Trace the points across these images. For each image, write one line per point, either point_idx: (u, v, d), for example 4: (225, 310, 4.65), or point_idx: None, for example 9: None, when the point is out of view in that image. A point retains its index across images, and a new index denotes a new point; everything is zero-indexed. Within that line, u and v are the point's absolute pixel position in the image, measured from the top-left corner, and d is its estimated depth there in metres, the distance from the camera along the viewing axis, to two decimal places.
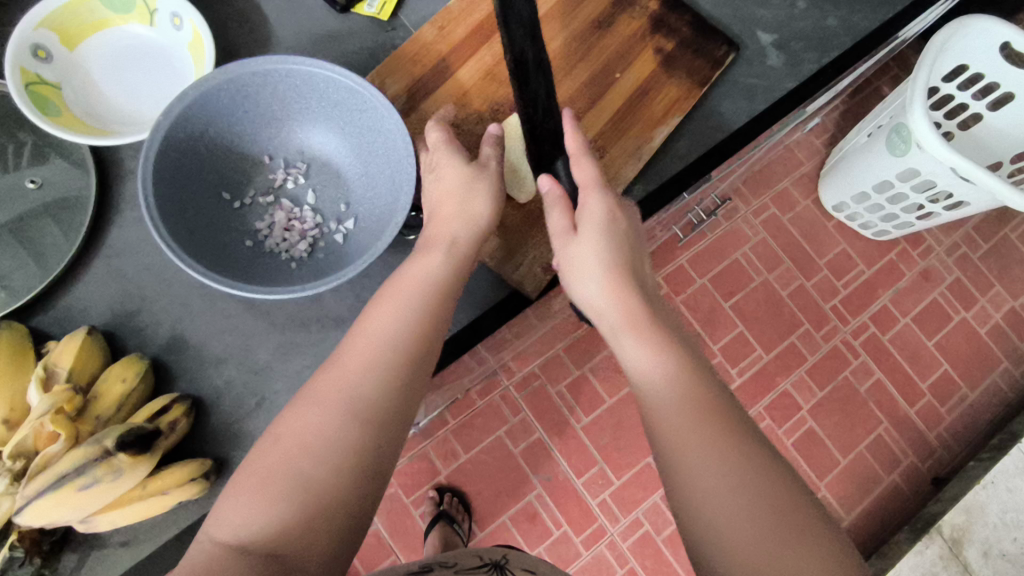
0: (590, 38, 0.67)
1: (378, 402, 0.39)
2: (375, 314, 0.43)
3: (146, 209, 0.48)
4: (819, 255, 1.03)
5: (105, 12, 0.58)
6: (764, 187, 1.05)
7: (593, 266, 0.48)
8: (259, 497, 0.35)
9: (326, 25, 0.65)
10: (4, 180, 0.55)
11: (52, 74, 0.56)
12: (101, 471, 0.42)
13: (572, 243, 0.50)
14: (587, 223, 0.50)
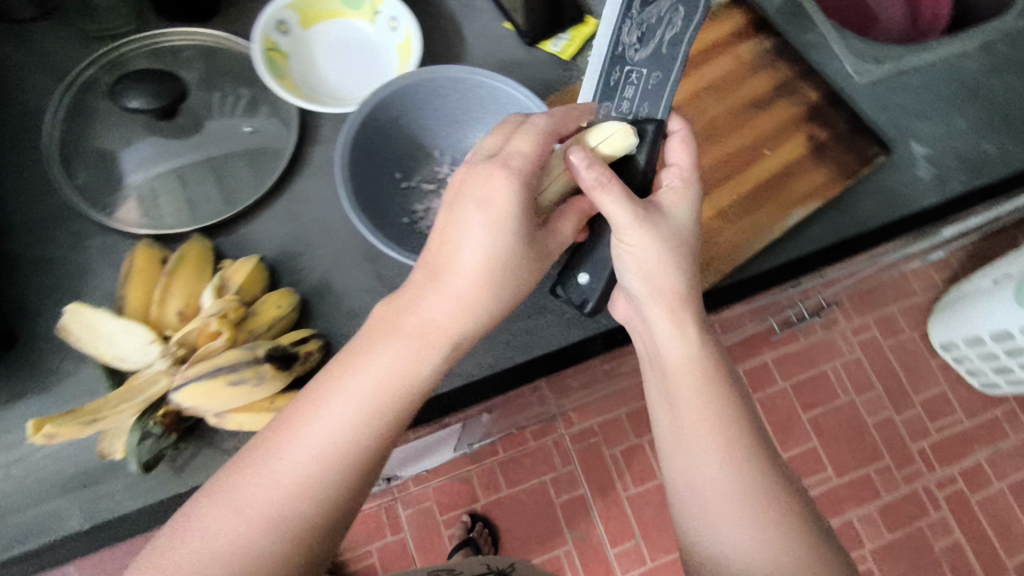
0: (747, 113, 0.71)
1: (360, 471, 0.42)
2: (377, 370, 0.44)
3: (339, 168, 0.56)
4: (916, 392, 1.33)
5: (341, 6, 0.68)
6: (870, 308, 1.36)
7: (663, 250, 0.50)
8: (237, 536, 0.39)
9: (513, 54, 0.72)
10: (222, 122, 0.64)
11: (285, 45, 0.66)
12: (249, 374, 0.49)
13: (648, 228, 0.50)
14: (668, 210, 0.52)
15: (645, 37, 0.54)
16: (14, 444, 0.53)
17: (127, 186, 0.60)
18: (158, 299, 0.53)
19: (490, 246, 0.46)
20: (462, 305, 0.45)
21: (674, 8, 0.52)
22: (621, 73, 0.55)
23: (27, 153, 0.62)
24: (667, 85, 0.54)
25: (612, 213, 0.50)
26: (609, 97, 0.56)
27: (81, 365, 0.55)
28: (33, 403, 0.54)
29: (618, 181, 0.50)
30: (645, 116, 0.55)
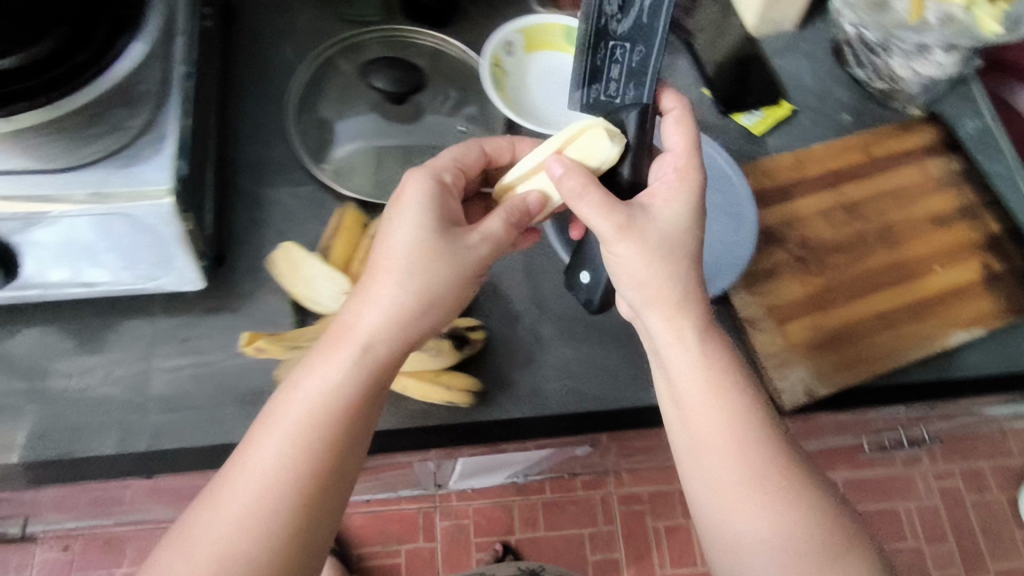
0: (924, 227, 0.71)
1: (329, 477, 0.46)
2: (330, 384, 0.47)
3: None
4: (994, 559, 1.24)
5: (562, 40, 0.74)
6: (958, 458, 1.30)
7: (667, 256, 0.50)
8: (230, 530, 0.44)
9: (705, 118, 0.76)
10: (439, 117, 0.69)
11: (507, 62, 0.72)
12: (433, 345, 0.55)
13: (636, 236, 0.50)
14: (648, 214, 0.51)
15: (626, 5, 0.54)
16: (202, 350, 0.59)
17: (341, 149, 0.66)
18: (361, 257, 0.59)
19: (419, 267, 0.49)
20: (396, 326, 0.49)
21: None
22: (604, 45, 0.56)
23: (267, 103, 0.70)
24: (651, 65, 0.56)
25: (592, 218, 0.51)
26: (597, 79, 0.58)
27: (273, 297, 0.61)
28: (226, 318, 0.60)
29: (595, 187, 0.50)
30: (631, 100, 0.57)
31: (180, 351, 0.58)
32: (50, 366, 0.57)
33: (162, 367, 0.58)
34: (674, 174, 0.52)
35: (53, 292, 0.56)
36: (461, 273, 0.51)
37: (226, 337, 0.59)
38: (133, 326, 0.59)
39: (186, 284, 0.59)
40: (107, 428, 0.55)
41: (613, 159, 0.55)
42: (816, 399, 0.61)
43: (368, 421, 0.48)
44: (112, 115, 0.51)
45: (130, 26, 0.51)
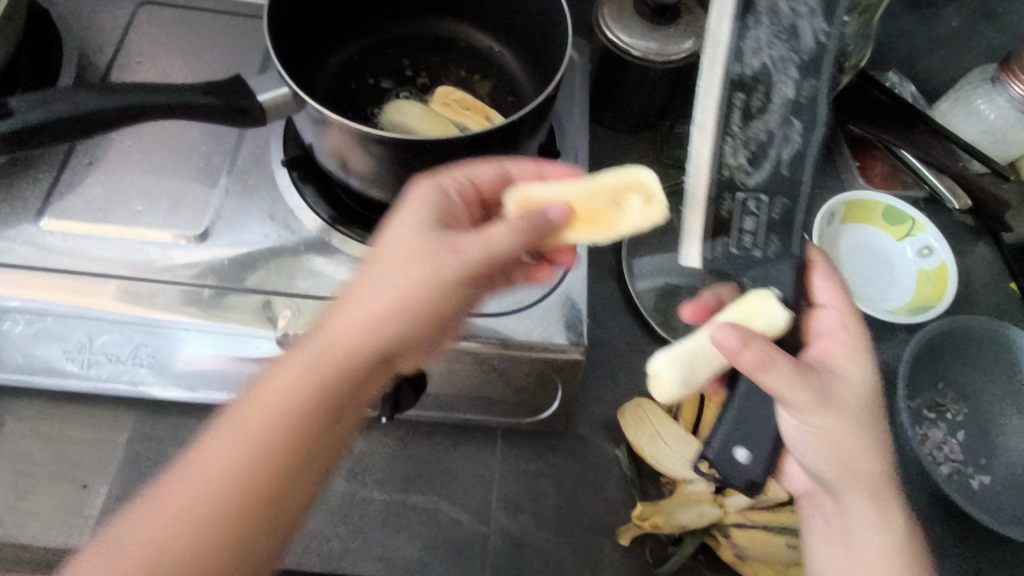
0: None
1: (302, 444, 0.38)
2: (300, 364, 0.38)
3: (903, 367, 0.63)
4: None
5: (878, 217, 0.74)
6: None
7: (822, 406, 0.42)
8: (152, 536, 0.34)
9: (1012, 315, 0.76)
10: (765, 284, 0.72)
11: (827, 232, 0.73)
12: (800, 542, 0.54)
13: (832, 408, 0.42)
14: (836, 378, 0.43)
15: (757, 158, 0.43)
16: (541, 489, 0.59)
17: (645, 282, 0.69)
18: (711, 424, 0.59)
19: (401, 222, 0.42)
20: (376, 310, 0.40)
21: (786, 124, 0.43)
22: (735, 202, 0.43)
23: None
24: (795, 220, 0.43)
25: (788, 394, 0.41)
26: (724, 232, 0.43)
27: (607, 442, 0.61)
28: (562, 458, 0.60)
29: (783, 355, 0.42)
30: (773, 255, 0.43)
31: (521, 485, 0.59)
32: (403, 482, 0.57)
33: (504, 500, 0.58)
34: (848, 335, 0.45)
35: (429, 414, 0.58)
36: (477, 267, 0.41)
37: (563, 478, 0.59)
38: (478, 452, 0.59)
39: (549, 423, 0.59)
40: (459, 556, 0.55)
41: (782, 325, 0.43)
42: None
43: (339, 387, 0.38)
44: None
45: None
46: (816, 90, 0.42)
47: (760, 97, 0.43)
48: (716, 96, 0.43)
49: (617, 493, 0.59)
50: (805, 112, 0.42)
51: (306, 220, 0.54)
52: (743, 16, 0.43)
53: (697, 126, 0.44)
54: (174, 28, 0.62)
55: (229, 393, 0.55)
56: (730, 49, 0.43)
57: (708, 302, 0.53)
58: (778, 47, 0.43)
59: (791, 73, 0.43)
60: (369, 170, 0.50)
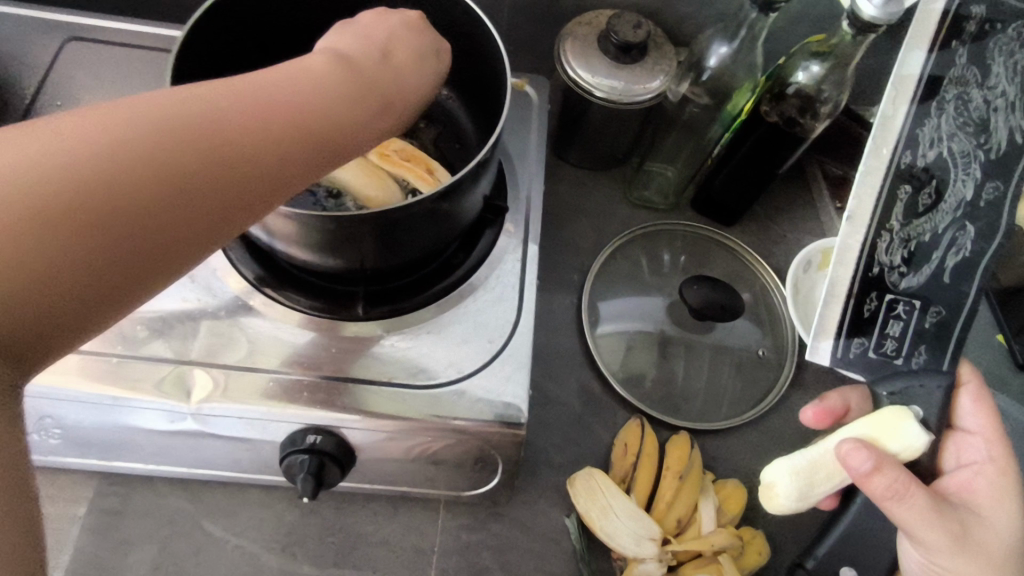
0: None
1: (79, 237, 0.25)
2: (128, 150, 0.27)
3: None
4: None
5: None
6: None
7: (962, 549, 0.42)
8: None
9: (1001, 372, 0.71)
10: (735, 336, 0.68)
11: (802, 281, 0.70)
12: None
13: (970, 552, 0.42)
14: (984, 521, 0.44)
15: (913, 260, 0.47)
16: (483, 564, 0.55)
17: (612, 333, 0.67)
18: (667, 497, 0.56)
19: (310, 79, 0.33)
20: (257, 108, 0.30)
21: (959, 227, 0.47)
22: (881, 300, 0.47)
23: (554, 285, 0.69)
24: (952, 333, 0.46)
25: (921, 529, 0.42)
26: (863, 331, 0.47)
27: (556, 511, 0.58)
28: (508, 529, 0.57)
29: (919, 489, 0.42)
30: (923, 366, 0.46)
31: (462, 559, 0.55)
32: (334, 555, 0.54)
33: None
34: (995, 474, 0.46)
35: (361, 484, 0.54)
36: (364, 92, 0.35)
37: (508, 552, 0.56)
38: (418, 522, 0.56)
39: (491, 494, 0.55)
40: None
41: (917, 449, 0.44)
42: None
43: (182, 206, 0.28)
44: (469, 313, 0.52)
45: (491, 228, 0.55)
46: (997, 195, 0.47)
47: (929, 195, 0.47)
48: (884, 188, 0.47)
49: (564, 569, 0.56)
50: (980, 217, 0.47)
51: (228, 283, 0.51)
52: (924, 101, 0.47)
53: (847, 220, 0.48)
54: (100, 66, 0.58)
55: (147, 463, 0.52)
56: (905, 137, 0.47)
57: (834, 407, 0.57)
58: (963, 141, 0.47)
59: (971, 175, 0.47)
60: (295, 236, 0.46)
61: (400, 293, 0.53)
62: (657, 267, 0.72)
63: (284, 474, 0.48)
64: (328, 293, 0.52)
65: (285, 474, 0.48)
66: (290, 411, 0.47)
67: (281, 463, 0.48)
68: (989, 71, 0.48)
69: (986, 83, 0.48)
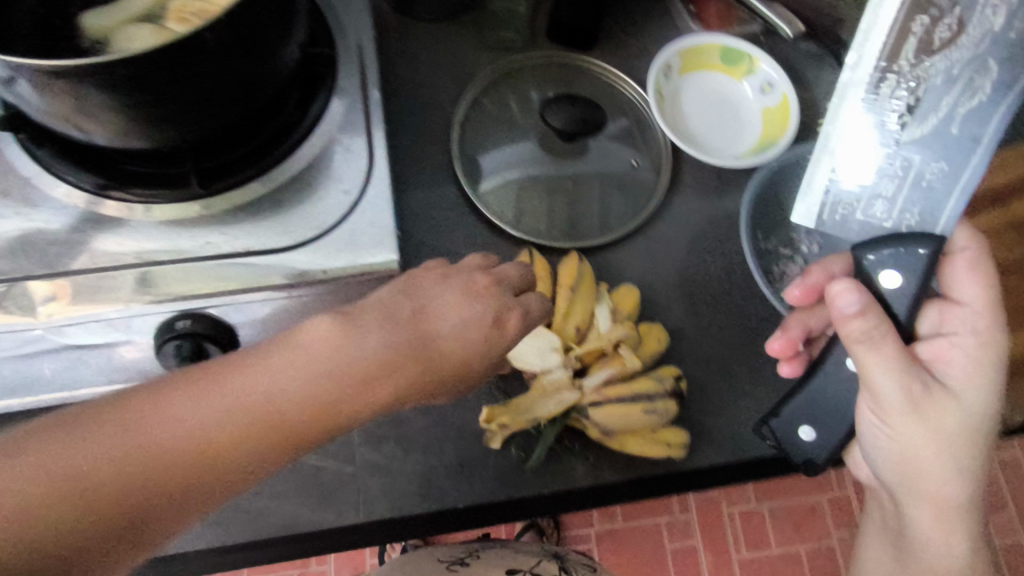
0: None
1: None
2: (197, 420, 0.37)
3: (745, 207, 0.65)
4: None
5: (716, 60, 0.72)
6: None
7: (916, 409, 0.47)
8: None
9: None
10: (609, 154, 0.68)
11: (665, 88, 0.70)
12: (659, 403, 0.54)
13: (925, 412, 0.47)
14: (960, 380, 0.48)
15: (917, 112, 0.48)
16: (403, 414, 0.57)
17: (492, 182, 0.66)
18: (564, 311, 0.57)
19: None
20: None
21: (977, 66, 0.46)
22: (885, 159, 0.50)
23: (424, 143, 0.67)
24: (952, 185, 0.49)
25: (879, 374, 0.47)
26: (854, 194, 0.51)
27: None
28: None
29: (891, 335, 0.47)
30: (915, 226, 0.50)
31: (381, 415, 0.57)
32: None
33: (366, 434, 0.56)
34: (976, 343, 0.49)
35: None
36: None
37: None
38: None
39: None
40: (326, 499, 0.54)
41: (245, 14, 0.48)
42: (1011, 427, 0.62)
43: None
44: (320, 173, 0.51)
45: (326, 82, 0.53)
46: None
47: (946, 30, 0.46)
48: (899, 51, 0.47)
49: (482, 400, 0.57)
50: (999, 53, 0.45)
51: (54, 193, 0.47)
52: None
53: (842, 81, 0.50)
54: None
55: (20, 398, 0.51)
56: None
57: (816, 281, 0.60)
58: None
59: (1006, 1, 0.44)
60: (109, 126, 0.43)
61: (241, 163, 0.49)
62: (527, 105, 0.70)
63: (164, 366, 0.48)
64: (158, 179, 0.48)
65: (163, 365, 0.48)
66: (149, 300, 0.46)
67: (156, 354, 0.47)
68: None
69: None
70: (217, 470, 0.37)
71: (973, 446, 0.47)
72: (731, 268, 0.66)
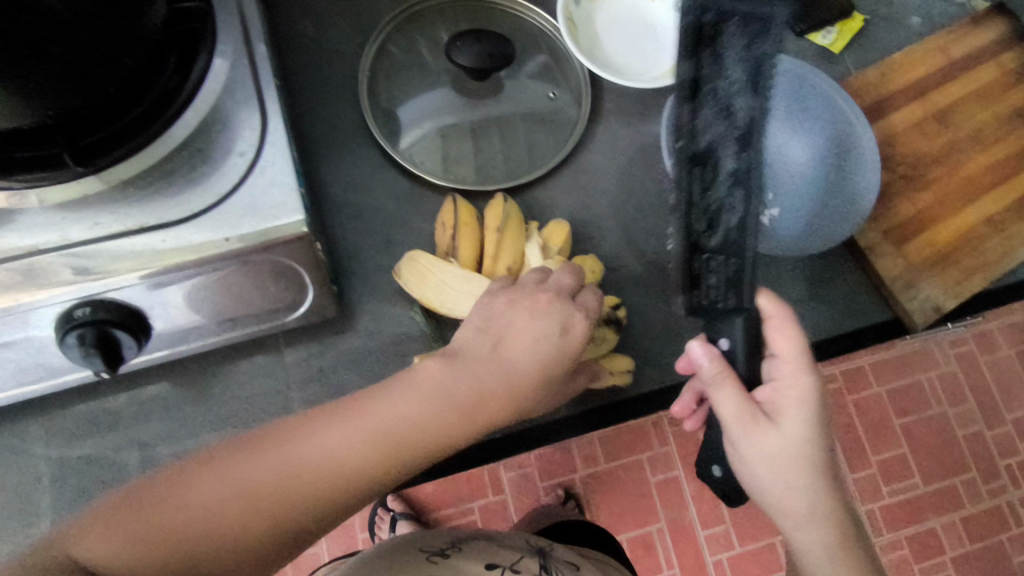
0: (1013, 124, 0.71)
1: None
2: (333, 445, 0.38)
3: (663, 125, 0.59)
4: (990, 419, 1.54)
5: None
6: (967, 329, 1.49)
7: (748, 435, 0.47)
8: None
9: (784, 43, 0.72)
10: (526, 90, 0.65)
11: (577, 15, 0.68)
12: (596, 334, 0.53)
13: (755, 440, 0.47)
14: (778, 410, 0.47)
15: (712, 222, 0.52)
16: (344, 379, 0.57)
17: (411, 134, 0.63)
18: (491, 256, 0.56)
19: None
20: None
21: (731, 194, 0.51)
22: (699, 263, 0.52)
23: (331, 99, 0.64)
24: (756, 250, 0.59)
25: (720, 406, 0.48)
26: (697, 285, 0.52)
27: (399, 308, 0.59)
28: (358, 340, 0.58)
29: (730, 378, 0.48)
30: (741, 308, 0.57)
31: (321, 383, 0.57)
32: (190, 426, 0.54)
33: (308, 405, 0.56)
34: (787, 386, 0.48)
35: (187, 346, 0.52)
36: None
37: (362, 361, 0.57)
38: (264, 367, 0.56)
39: (319, 312, 0.55)
40: None
41: None
42: (946, 312, 0.63)
43: None
44: (217, 140, 0.48)
45: (205, 40, 0.48)
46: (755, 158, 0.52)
47: (710, 169, 0.52)
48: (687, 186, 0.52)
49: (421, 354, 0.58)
50: (748, 179, 0.51)
51: None
52: (686, 101, 0.52)
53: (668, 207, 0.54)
54: None
55: None
56: (678, 137, 0.53)
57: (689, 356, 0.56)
58: (715, 120, 0.52)
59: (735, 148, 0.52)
60: None
61: (116, 140, 0.45)
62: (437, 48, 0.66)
63: (75, 359, 0.47)
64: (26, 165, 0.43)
65: (70, 357, 0.46)
66: (43, 292, 0.43)
67: (62, 347, 0.46)
68: (726, 65, 0.52)
69: (727, 72, 0.52)
70: (347, 493, 0.38)
71: (808, 468, 0.46)
72: (661, 191, 0.65)
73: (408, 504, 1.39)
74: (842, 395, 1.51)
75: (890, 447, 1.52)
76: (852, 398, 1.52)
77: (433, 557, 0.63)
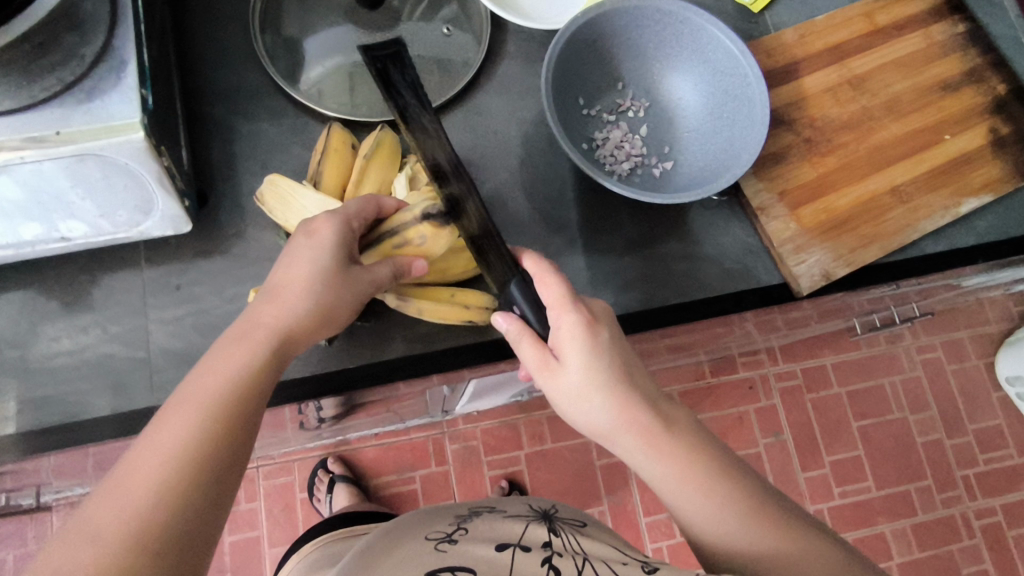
0: (933, 96, 0.68)
1: None
2: (182, 433, 0.37)
3: (548, 62, 0.57)
4: (974, 426, 1.40)
5: None
6: (940, 330, 1.43)
7: (557, 383, 0.45)
8: None
9: (703, 0, 0.70)
10: (421, 24, 0.64)
11: None
12: (411, 234, 0.51)
13: (564, 383, 0.45)
14: (563, 351, 0.44)
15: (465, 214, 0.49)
16: (198, 297, 0.57)
17: (313, 71, 0.61)
18: (355, 179, 0.55)
19: None
20: None
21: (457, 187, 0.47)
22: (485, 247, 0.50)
23: (223, 20, 0.62)
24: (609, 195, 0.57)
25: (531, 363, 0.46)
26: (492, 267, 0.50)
27: (266, 233, 0.58)
28: (219, 263, 0.58)
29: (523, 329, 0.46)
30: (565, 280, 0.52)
31: (175, 300, 0.57)
32: (47, 332, 0.55)
33: (164, 321, 0.56)
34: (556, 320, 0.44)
35: (33, 249, 0.52)
36: None
37: (223, 283, 0.57)
38: (123, 280, 0.57)
39: (173, 226, 0.55)
40: (121, 386, 0.54)
41: None
42: (835, 279, 0.62)
43: None
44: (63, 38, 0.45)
45: None
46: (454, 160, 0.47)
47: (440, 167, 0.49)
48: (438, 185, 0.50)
49: None
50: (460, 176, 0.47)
51: None
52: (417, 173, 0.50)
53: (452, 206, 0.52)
54: None
55: None
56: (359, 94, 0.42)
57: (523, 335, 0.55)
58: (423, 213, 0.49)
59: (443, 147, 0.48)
60: None
61: None
62: None
63: None
64: None
65: None
66: None
67: None
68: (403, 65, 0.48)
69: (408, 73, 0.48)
70: (242, 413, 0.39)
71: (617, 399, 0.43)
72: (552, 138, 0.64)
73: (344, 467, 1.28)
74: (801, 392, 1.38)
75: (846, 449, 1.36)
76: (810, 396, 1.38)
77: (442, 544, 0.53)
